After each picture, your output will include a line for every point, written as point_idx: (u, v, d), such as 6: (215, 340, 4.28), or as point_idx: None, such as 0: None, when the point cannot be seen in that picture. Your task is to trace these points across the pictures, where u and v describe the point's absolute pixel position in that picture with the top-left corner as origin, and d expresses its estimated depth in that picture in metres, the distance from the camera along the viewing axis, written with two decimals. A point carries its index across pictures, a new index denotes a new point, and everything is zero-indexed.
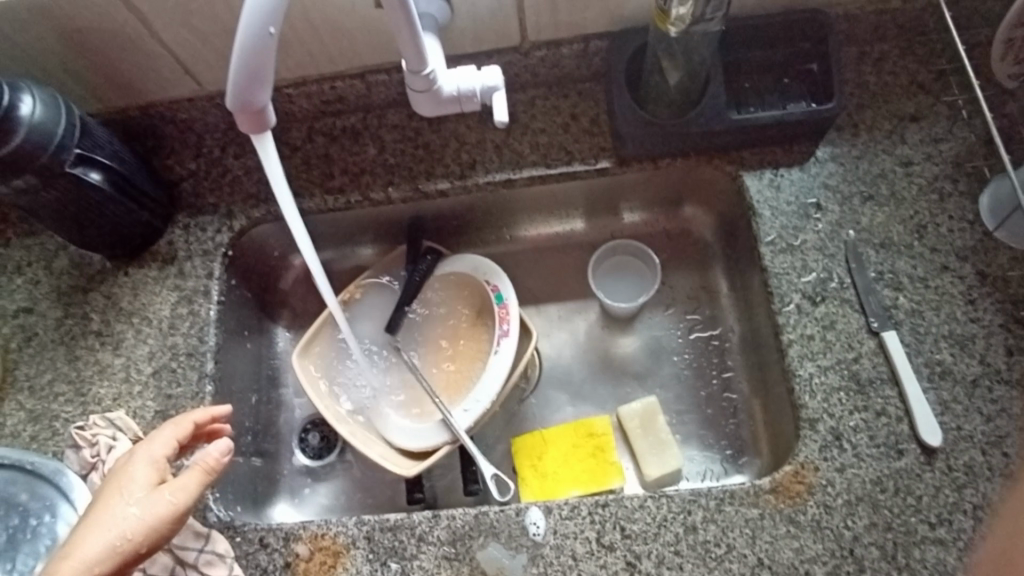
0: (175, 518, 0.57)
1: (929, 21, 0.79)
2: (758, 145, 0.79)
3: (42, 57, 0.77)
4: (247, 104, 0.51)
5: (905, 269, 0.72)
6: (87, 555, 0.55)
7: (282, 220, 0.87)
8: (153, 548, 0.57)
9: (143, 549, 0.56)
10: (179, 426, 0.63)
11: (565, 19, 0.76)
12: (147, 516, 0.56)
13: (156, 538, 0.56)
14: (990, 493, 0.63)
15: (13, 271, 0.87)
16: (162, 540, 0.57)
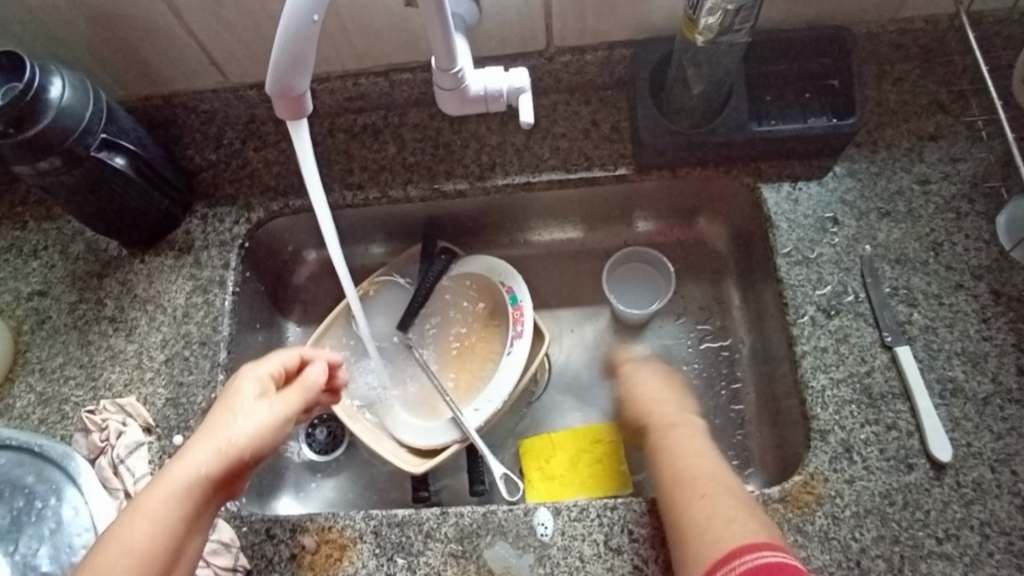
0: (279, 424, 0.59)
1: (950, 43, 0.80)
2: (777, 158, 0.80)
3: (71, 41, 0.78)
4: (286, 90, 0.52)
5: (919, 285, 0.73)
6: (201, 459, 0.55)
7: (299, 214, 0.88)
8: (262, 455, 0.58)
9: (255, 454, 0.57)
10: (286, 353, 0.65)
11: (591, 25, 0.77)
12: (258, 423, 0.57)
13: (265, 443, 0.57)
14: (997, 510, 0.64)
15: (29, 254, 0.87)
16: (271, 446, 0.58)
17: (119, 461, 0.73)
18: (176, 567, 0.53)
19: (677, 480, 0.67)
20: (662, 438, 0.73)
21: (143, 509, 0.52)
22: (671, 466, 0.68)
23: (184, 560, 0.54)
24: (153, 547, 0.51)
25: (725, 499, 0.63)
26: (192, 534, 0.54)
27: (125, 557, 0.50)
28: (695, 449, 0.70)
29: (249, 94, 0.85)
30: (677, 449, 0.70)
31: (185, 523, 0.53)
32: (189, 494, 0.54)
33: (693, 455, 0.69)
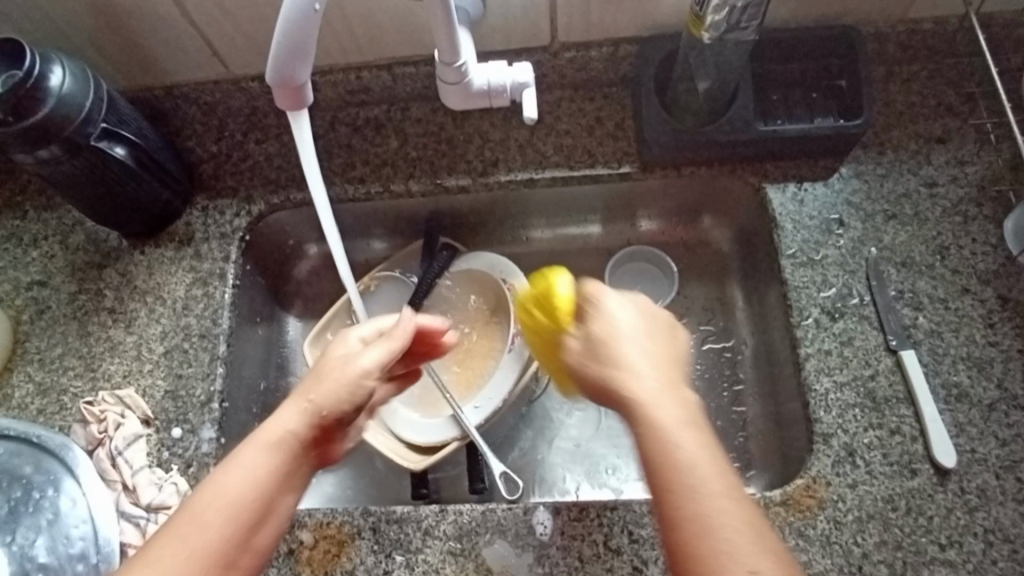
0: (364, 385, 0.59)
1: (958, 45, 0.79)
2: (783, 158, 0.79)
3: (71, 29, 0.77)
4: (286, 80, 0.51)
5: (925, 289, 0.72)
6: (291, 417, 0.55)
7: (300, 208, 0.87)
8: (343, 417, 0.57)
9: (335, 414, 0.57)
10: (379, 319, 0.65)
11: (597, 21, 0.76)
12: (341, 384, 0.57)
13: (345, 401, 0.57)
14: (1001, 517, 0.63)
15: (29, 243, 0.87)
16: (353, 407, 0.58)
17: (118, 453, 0.73)
18: (270, 528, 0.52)
19: (671, 502, 0.45)
20: (668, 455, 0.46)
21: (237, 467, 0.52)
22: (686, 507, 0.45)
23: (277, 523, 0.52)
24: (249, 503, 0.51)
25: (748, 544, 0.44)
26: (286, 494, 0.53)
27: (221, 508, 0.50)
28: (723, 485, 0.45)
29: (251, 85, 0.84)
30: (704, 501, 0.45)
31: (277, 481, 0.53)
32: (282, 453, 0.54)
33: (709, 470, 0.46)
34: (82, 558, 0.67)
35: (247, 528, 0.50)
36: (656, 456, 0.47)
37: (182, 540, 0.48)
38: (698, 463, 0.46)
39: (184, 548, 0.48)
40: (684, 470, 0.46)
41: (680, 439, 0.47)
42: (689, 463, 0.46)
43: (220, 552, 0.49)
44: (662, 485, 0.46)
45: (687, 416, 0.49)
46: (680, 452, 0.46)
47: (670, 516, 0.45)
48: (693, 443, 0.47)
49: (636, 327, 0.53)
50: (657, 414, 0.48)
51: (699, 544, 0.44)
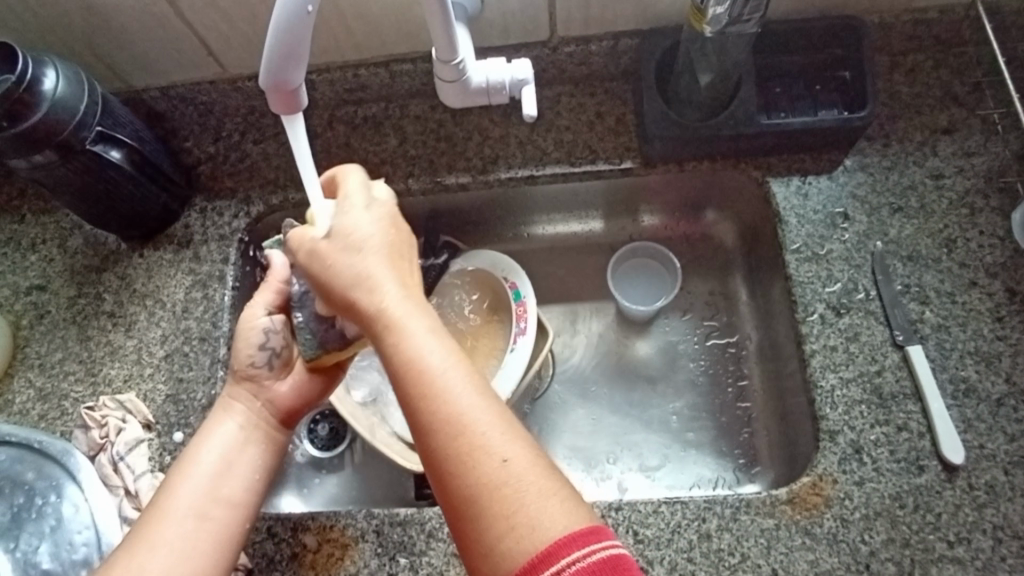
0: (256, 322, 0.64)
1: (965, 33, 0.78)
2: (787, 151, 0.78)
3: (65, 31, 0.77)
4: (280, 83, 0.50)
5: (932, 283, 0.71)
6: (239, 389, 0.64)
7: (299, 208, 0.86)
8: (255, 358, 0.63)
9: (252, 361, 0.63)
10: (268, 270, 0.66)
11: (596, 14, 0.75)
12: (239, 334, 0.64)
13: (249, 347, 0.63)
14: (1011, 514, 0.62)
15: (28, 248, 0.86)
16: (255, 343, 0.63)
17: (120, 459, 0.73)
18: (239, 480, 0.59)
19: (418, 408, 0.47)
20: (408, 364, 0.49)
21: (202, 443, 0.61)
22: (450, 442, 0.46)
23: (244, 476, 0.60)
24: (215, 465, 0.59)
25: (489, 433, 0.46)
26: (245, 449, 0.61)
27: (194, 478, 0.58)
28: (462, 383, 0.48)
29: (248, 85, 0.84)
30: (467, 429, 0.46)
31: (237, 441, 0.61)
32: (239, 419, 0.62)
33: (445, 371, 0.48)
34: (85, 565, 0.67)
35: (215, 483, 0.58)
36: (414, 393, 0.48)
37: (163, 506, 0.56)
38: (458, 388, 0.47)
39: (168, 513, 0.56)
40: (444, 401, 0.47)
41: (442, 365, 0.48)
42: (453, 390, 0.47)
43: (198, 507, 0.57)
44: (424, 425, 0.47)
45: (446, 341, 0.50)
46: (439, 382, 0.47)
47: (441, 455, 0.46)
48: (450, 368, 0.48)
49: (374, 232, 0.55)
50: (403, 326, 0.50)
51: (451, 444, 0.46)
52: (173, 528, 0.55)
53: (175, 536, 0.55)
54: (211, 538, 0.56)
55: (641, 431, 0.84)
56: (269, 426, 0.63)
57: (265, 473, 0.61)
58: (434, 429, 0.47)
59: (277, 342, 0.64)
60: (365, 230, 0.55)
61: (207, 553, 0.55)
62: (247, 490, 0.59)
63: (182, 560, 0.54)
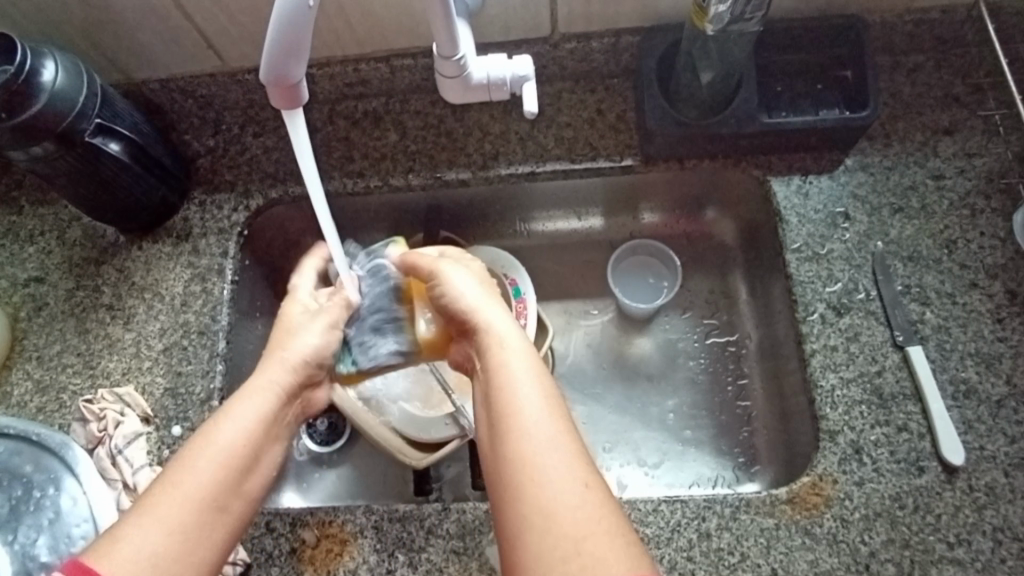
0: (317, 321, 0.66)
1: (967, 34, 0.78)
2: (787, 151, 0.78)
3: (63, 22, 0.76)
4: (280, 77, 0.50)
5: (932, 284, 0.71)
6: (269, 376, 0.60)
7: (299, 202, 0.86)
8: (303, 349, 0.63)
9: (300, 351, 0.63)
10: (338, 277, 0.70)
11: (598, 11, 0.75)
12: (283, 325, 0.65)
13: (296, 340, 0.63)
14: (1011, 516, 0.63)
15: (26, 239, 0.86)
16: (313, 339, 0.64)
17: (118, 452, 0.72)
18: (258, 474, 0.55)
19: (501, 426, 0.48)
20: (499, 388, 0.50)
21: (224, 420, 0.56)
22: (515, 449, 0.46)
23: (263, 472, 0.55)
24: (236, 446, 0.54)
25: (564, 457, 0.46)
26: (270, 443, 0.57)
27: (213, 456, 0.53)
28: (547, 408, 0.48)
29: (248, 79, 0.83)
30: (530, 448, 0.46)
31: (263, 431, 0.57)
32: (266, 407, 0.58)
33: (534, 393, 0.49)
34: None
35: (235, 472, 0.53)
36: (501, 411, 0.49)
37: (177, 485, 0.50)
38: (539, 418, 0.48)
39: (178, 491, 0.50)
40: (524, 429, 0.47)
41: (528, 399, 0.49)
42: (530, 415, 0.48)
43: (211, 496, 0.51)
44: (501, 440, 0.47)
45: (531, 370, 0.51)
46: (522, 407, 0.48)
47: (503, 467, 0.46)
48: (535, 393, 0.49)
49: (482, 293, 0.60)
50: (502, 356, 0.52)
51: (519, 457, 0.46)
52: (180, 510, 0.49)
53: (185, 524, 0.49)
54: (220, 533, 0.50)
55: (640, 429, 0.84)
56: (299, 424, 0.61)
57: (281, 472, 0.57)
58: (510, 445, 0.47)
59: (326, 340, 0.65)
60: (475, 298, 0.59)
61: (214, 551, 0.49)
62: (263, 488, 0.55)
63: (186, 548, 0.48)
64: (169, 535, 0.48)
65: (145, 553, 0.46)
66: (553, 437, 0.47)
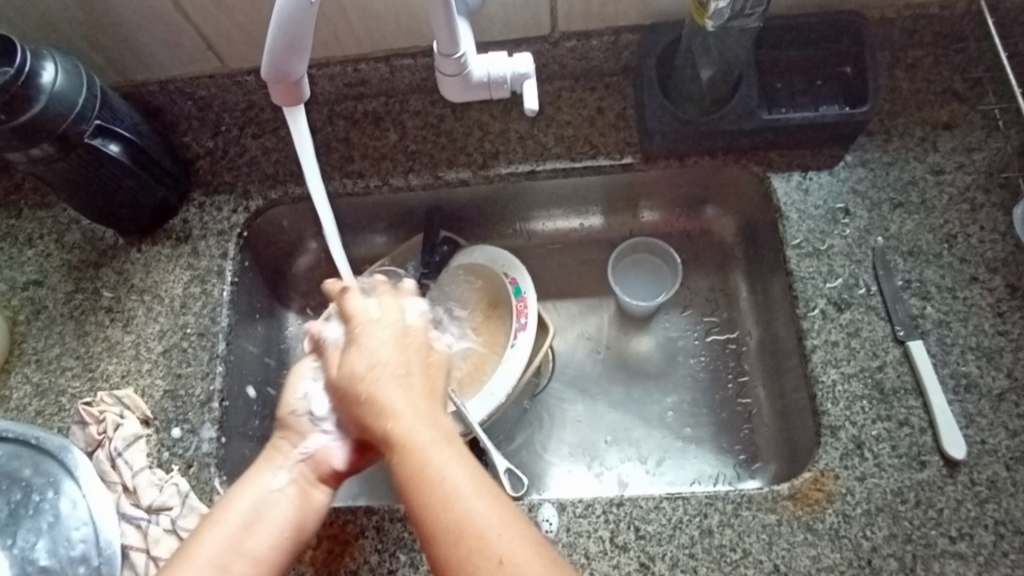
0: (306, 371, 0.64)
1: (966, 29, 0.78)
2: (787, 147, 0.78)
3: (63, 24, 0.76)
4: (282, 74, 0.50)
5: (933, 278, 0.71)
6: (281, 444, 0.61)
7: (298, 203, 0.86)
8: (299, 407, 0.63)
9: (296, 409, 0.63)
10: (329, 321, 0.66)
11: (597, 9, 0.75)
12: (291, 379, 0.64)
13: (294, 397, 0.63)
14: (1012, 510, 0.62)
15: (25, 243, 0.86)
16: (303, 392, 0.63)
17: (118, 455, 0.72)
18: (267, 536, 0.56)
19: (421, 508, 0.50)
20: (411, 471, 0.51)
21: (239, 486, 0.58)
22: (441, 529, 0.48)
23: (272, 531, 0.56)
24: (245, 512, 0.56)
25: (487, 522, 0.48)
26: (277, 500, 0.58)
27: (223, 522, 0.55)
28: (464, 477, 0.50)
29: (247, 80, 0.83)
30: (456, 524, 0.48)
31: (269, 489, 0.58)
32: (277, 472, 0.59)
33: (448, 467, 0.51)
34: (84, 561, 0.66)
35: (242, 534, 0.55)
36: (418, 493, 0.50)
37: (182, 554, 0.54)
38: (456, 487, 0.50)
39: (193, 556, 0.53)
40: (444, 502, 0.49)
41: (449, 473, 0.51)
42: (450, 489, 0.50)
43: (219, 559, 0.53)
44: (426, 520, 0.49)
45: (445, 446, 0.53)
46: (441, 482, 0.50)
47: (436, 550, 0.48)
48: (449, 466, 0.51)
49: (390, 357, 0.58)
50: (411, 438, 0.53)
51: (449, 532, 0.48)
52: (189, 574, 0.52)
53: None
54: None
55: (640, 427, 0.84)
56: (306, 482, 0.60)
57: (295, 532, 0.58)
58: (434, 525, 0.49)
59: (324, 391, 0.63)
60: (384, 361, 0.58)
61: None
62: (276, 547, 0.56)
63: None
64: None
65: None
66: (475, 501, 0.49)
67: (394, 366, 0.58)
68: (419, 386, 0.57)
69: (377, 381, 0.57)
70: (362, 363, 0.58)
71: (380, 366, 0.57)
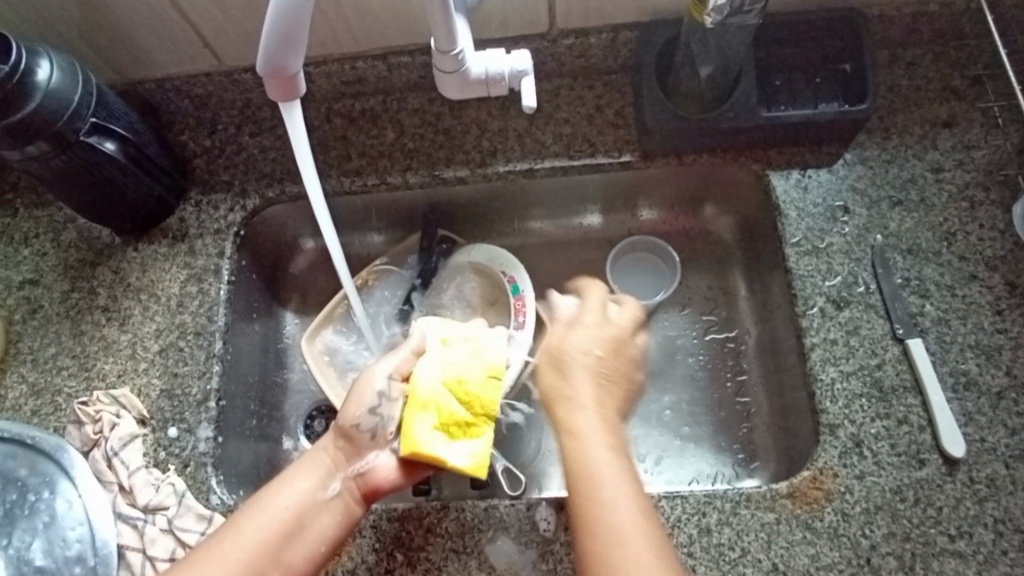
0: (372, 385, 0.65)
1: (965, 26, 0.78)
2: (785, 145, 0.78)
3: (59, 21, 0.76)
4: (277, 69, 0.50)
5: (932, 276, 0.71)
6: (326, 444, 0.65)
7: (295, 201, 0.86)
8: (361, 421, 0.64)
9: (356, 423, 0.64)
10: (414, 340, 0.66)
11: (596, 7, 0.75)
12: (355, 389, 0.66)
13: (359, 409, 0.64)
14: (1012, 507, 0.62)
15: (20, 242, 0.85)
16: (366, 405, 0.64)
17: (114, 454, 0.72)
18: (303, 545, 0.61)
19: (580, 491, 0.55)
20: (576, 458, 0.56)
21: (279, 485, 0.62)
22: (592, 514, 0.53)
23: (308, 542, 0.61)
24: (285, 518, 0.60)
25: (631, 530, 0.52)
26: (320, 514, 0.62)
27: (263, 521, 0.59)
28: (624, 485, 0.55)
29: (244, 78, 0.83)
30: (603, 518, 0.53)
31: (312, 501, 0.62)
32: (321, 479, 0.63)
33: (615, 470, 0.55)
34: (80, 561, 0.67)
35: (282, 540, 0.59)
36: (581, 474, 0.55)
37: (222, 546, 0.58)
38: (613, 489, 0.54)
39: (224, 546, 0.58)
40: (602, 496, 0.54)
41: (610, 474, 0.55)
42: (608, 486, 0.54)
43: (252, 559, 0.58)
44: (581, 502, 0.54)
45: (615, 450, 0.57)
46: (602, 480, 0.55)
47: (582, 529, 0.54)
48: (615, 468, 0.55)
49: (581, 342, 0.63)
50: (581, 428, 0.58)
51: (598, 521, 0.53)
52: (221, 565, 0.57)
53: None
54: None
55: (639, 426, 0.84)
56: (348, 497, 0.64)
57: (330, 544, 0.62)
58: (588, 510, 0.54)
59: (388, 410, 0.64)
60: (579, 345, 0.62)
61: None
62: (310, 558, 0.61)
63: None
64: None
65: None
66: (629, 508, 0.53)
67: (585, 354, 0.62)
68: (601, 384, 0.61)
69: (566, 359, 0.62)
70: (553, 346, 0.63)
71: (574, 349, 0.62)
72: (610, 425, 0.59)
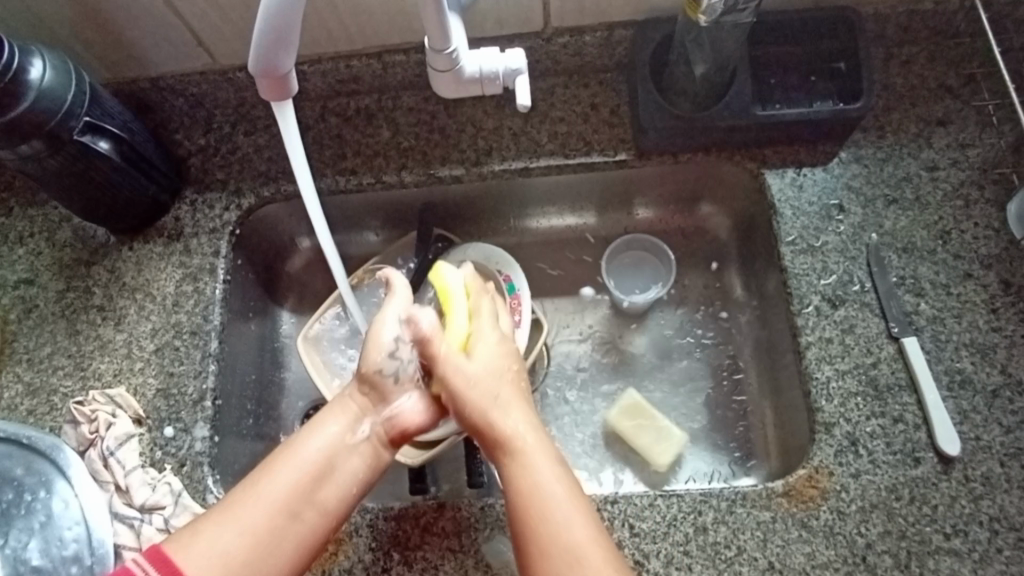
0: (387, 330, 0.63)
1: (960, 25, 0.78)
2: (781, 143, 0.78)
3: (52, 20, 0.75)
4: (269, 69, 0.50)
5: (927, 275, 0.71)
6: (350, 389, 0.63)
7: (291, 200, 0.86)
8: (383, 366, 0.62)
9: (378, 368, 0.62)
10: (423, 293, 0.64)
11: (591, 5, 0.75)
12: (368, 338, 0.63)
13: (379, 355, 0.62)
14: (1007, 505, 0.62)
15: (15, 241, 0.85)
16: (386, 350, 0.62)
17: (110, 454, 0.72)
18: (338, 485, 0.59)
19: (520, 516, 0.55)
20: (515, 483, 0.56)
21: (308, 431, 0.60)
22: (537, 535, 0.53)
23: (344, 483, 0.59)
24: (316, 460, 0.58)
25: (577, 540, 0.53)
26: (351, 456, 0.60)
27: (296, 465, 0.58)
28: (565, 494, 0.55)
29: (239, 77, 0.82)
30: (547, 535, 0.53)
31: (344, 443, 0.60)
32: (349, 421, 0.61)
33: (550, 483, 0.56)
34: (77, 561, 0.66)
35: (313, 482, 0.57)
36: (518, 499, 0.55)
37: (258, 490, 0.56)
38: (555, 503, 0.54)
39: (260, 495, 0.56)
40: (542, 514, 0.54)
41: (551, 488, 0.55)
42: (549, 499, 0.55)
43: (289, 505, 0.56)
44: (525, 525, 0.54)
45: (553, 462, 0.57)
46: (542, 498, 0.55)
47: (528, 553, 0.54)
48: (554, 481, 0.56)
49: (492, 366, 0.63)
50: (517, 450, 0.58)
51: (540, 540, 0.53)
52: (259, 512, 0.55)
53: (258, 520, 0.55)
54: (296, 539, 0.56)
55: None
56: (377, 441, 0.62)
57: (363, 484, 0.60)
58: (533, 532, 0.54)
59: (407, 353, 0.63)
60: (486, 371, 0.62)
61: (289, 554, 0.55)
62: (343, 500, 0.59)
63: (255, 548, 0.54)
64: (240, 537, 0.54)
65: (220, 553, 0.53)
66: (572, 516, 0.54)
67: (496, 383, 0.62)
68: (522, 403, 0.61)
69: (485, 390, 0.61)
70: (466, 386, 0.61)
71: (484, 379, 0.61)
72: (543, 442, 0.59)
